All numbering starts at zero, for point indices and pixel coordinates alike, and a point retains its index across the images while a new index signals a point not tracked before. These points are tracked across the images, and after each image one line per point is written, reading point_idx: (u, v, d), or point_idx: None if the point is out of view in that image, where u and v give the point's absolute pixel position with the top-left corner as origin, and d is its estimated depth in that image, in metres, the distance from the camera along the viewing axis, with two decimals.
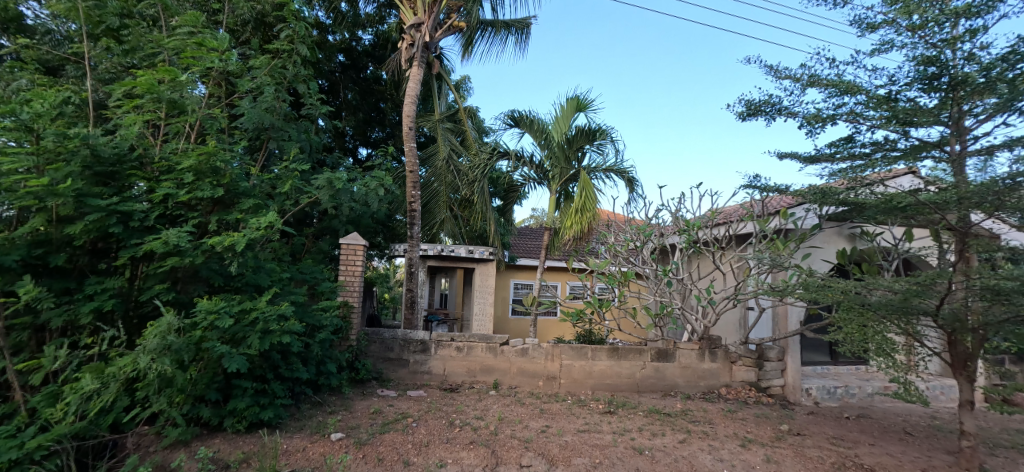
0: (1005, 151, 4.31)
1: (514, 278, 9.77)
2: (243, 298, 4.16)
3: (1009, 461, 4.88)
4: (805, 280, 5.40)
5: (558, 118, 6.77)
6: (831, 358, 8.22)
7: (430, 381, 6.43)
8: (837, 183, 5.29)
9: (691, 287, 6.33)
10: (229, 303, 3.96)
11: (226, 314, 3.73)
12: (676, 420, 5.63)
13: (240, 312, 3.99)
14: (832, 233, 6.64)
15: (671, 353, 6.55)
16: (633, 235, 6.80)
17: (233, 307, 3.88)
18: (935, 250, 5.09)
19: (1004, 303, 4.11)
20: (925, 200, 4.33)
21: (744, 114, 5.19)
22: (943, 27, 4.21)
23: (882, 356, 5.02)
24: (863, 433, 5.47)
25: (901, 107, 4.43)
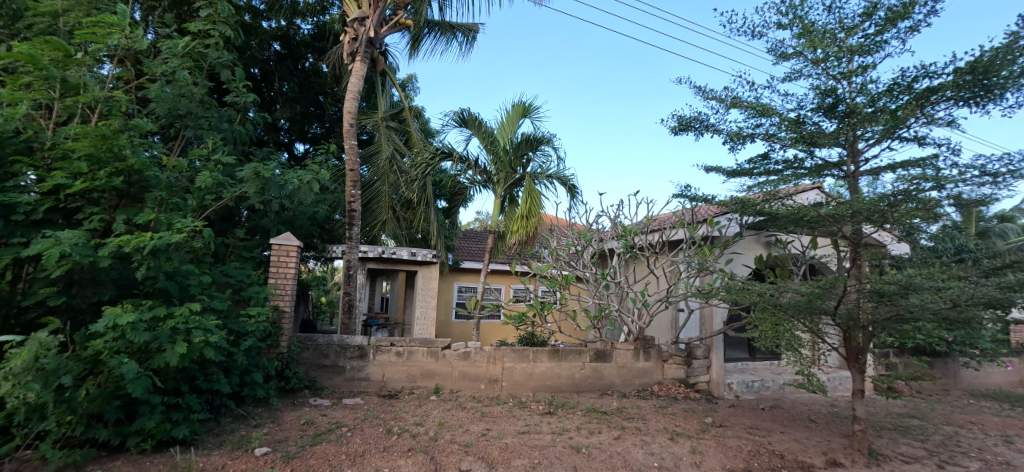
0: (888, 172, 4.99)
1: (457, 281, 9.68)
2: (154, 304, 3.75)
3: (890, 441, 5.61)
4: (728, 283, 5.89)
5: (504, 123, 6.84)
6: (750, 355, 8.97)
7: (368, 388, 6.19)
8: (755, 195, 5.83)
9: (627, 290, 6.64)
10: (138, 310, 3.57)
11: (131, 322, 3.32)
12: (611, 418, 5.87)
13: (150, 320, 3.60)
14: (752, 240, 7.28)
15: (608, 354, 6.84)
16: (574, 239, 7.02)
17: (144, 315, 3.50)
18: (834, 257, 5.75)
19: (888, 303, 4.75)
20: (828, 213, 4.90)
21: (676, 129, 5.58)
22: (841, 62, 4.80)
23: (791, 351, 5.60)
24: (775, 422, 6.04)
25: (807, 130, 4.99)
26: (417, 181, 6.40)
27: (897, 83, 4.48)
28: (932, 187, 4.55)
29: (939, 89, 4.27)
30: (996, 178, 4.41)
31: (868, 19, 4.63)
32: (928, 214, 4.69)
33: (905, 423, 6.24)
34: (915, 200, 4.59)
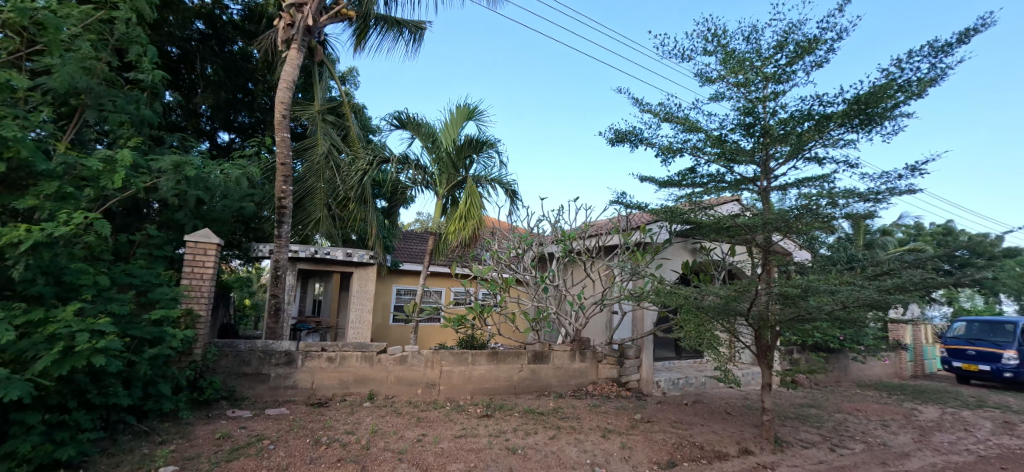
0: (794, 189, 5.59)
1: (395, 283, 9.40)
2: (28, 308, 3.26)
3: (792, 429, 6.26)
4: (658, 287, 6.28)
5: (448, 124, 6.78)
6: (677, 354, 9.59)
7: (295, 397, 5.81)
8: (684, 205, 6.28)
9: (565, 293, 6.84)
10: (7, 315, 3.08)
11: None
12: (547, 418, 5.99)
13: (22, 325, 3.14)
14: (680, 247, 7.81)
15: (546, 355, 6.99)
16: (515, 243, 7.11)
17: (12, 320, 3.04)
18: (749, 263, 6.34)
19: (792, 305, 5.32)
20: (745, 223, 5.39)
21: (613, 140, 5.88)
22: (758, 88, 5.32)
23: (712, 349, 6.09)
24: (697, 416, 6.52)
25: (728, 147, 5.46)
26: (355, 178, 6.15)
27: (802, 109, 5.03)
28: (829, 203, 5.17)
29: (834, 117, 4.88)
30: (878, 196, 5.10)
31: (780, 51, 5.17)
32: (826, 227, 5.33)
33: (804, 412, 7.00)
34: (816, 214, 5.19)
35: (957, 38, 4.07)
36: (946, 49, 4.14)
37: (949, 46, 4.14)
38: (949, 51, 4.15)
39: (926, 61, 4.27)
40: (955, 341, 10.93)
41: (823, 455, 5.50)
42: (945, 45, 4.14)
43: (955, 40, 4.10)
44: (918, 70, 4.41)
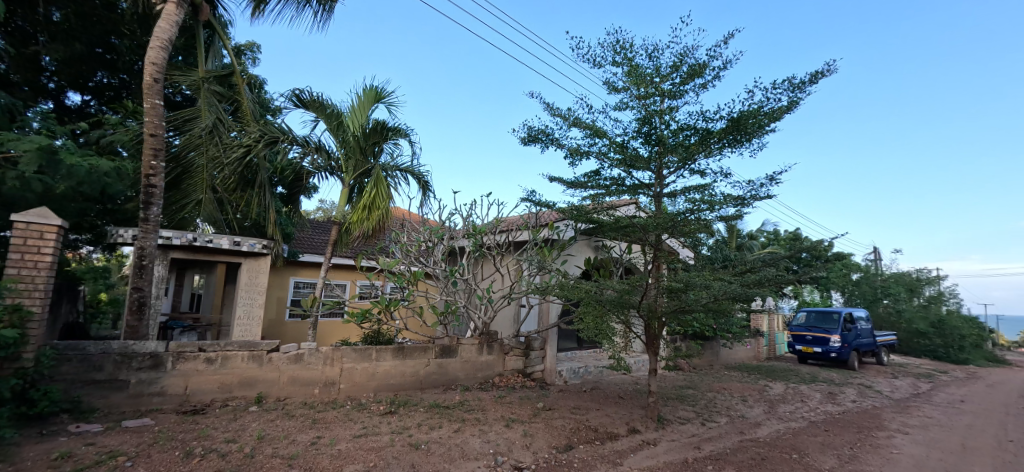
0: (681, 195, 6.26)
1: (291, 275, 8.65)
2: None
3: (673, 408, 7.06)
4: (562, 282, 6.64)
5: (355, 106, 6.38)
6: (578, 345, 10.22)
7: (163, 404, 5.05)
8: (589, 205, 6.69)
9: (475, 287, 6.88)
10: None
11: None
12: (452, 412, 5.98)
13: None
14: (584, 244, 8.33)
15: (453, 349, 6.99)
16: (424, 235, 6.96)
17: None
18: (643, 260, 6.98)
19: (675, 298, 5.99)
20: (641, 224, 5.91)
21: (526, 139, 6.05)
22: (655, 102, 5.83)
23: (608, 340, 6.61)
24: (593, 401, 7.03)
25: (629, 154, 5.93)
26: (245, 160, 5.46)
27: (692, 124, 5.60)
28: (708, 209, 5.89)
29: (715, 134, 5.54)
30: (745, 203, 5.93)
31: (676, 70, 5.73)
32: (706, 230, 6.06)
33: (683, 393, 7.93)
34: (698, 219, 5.88)
35: (809, 78, 4.87)
36: (800, 85, 4.94)
37: (803, 84, 4.93)
38: (803, 88, 4.96)
39: (786, 95, 5.05)
40: (798, 328, 13.20)
41: (696, 429, 6.29)
42: (800, 82, 4.93)
43: (807, 79, 4.90)
44: (779, 100, 5.19)
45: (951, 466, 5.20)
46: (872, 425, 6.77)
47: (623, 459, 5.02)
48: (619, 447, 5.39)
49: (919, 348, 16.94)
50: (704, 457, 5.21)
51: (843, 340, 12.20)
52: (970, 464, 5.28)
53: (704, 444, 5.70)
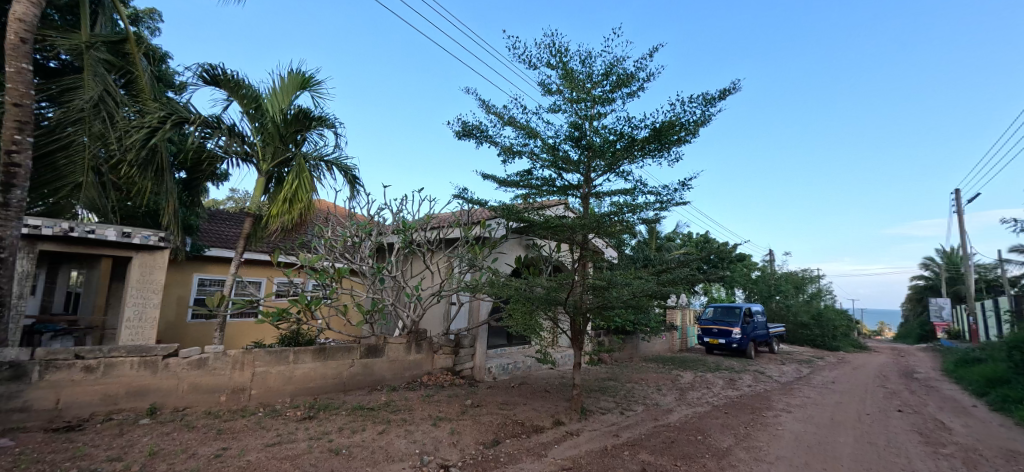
0: (607, 198, 6.57)
1: (196, 272, 7.85)
2: None
3: (595, 399, 7.43)
4: (493, 279, 6.68)
5: (276, 90, 5.89)
6: (508, 341, 10.37)
7: (27, 422, 4.29)
8: (520, 204, 6.80)
9: (403, 284, 6.67)
10: None
11: None
12: (376, 413, 5.76)
13: None
14: (515, 242, 8.50)
15: (380, 349, 6.77)
16: (349, 230, 6.60)
17: None
18: (570, 258, 7.26)
19: (598, 294, 6.21)
20: (569, 224, 6.13)
21: (459, 134, 6.00)
22: (586, 107, 6.05)
23: (535, 335, 6.81)
24: (521, 396, 7.18)
25: (559, 156, 6.10)
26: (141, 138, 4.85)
27: (619, 131, 5.88)
28: (631, 212, 6.22)
29: (638, 141, 5.88)
30: (662, 207, 6.37)
31: (606, 78, 6.00)
32: (629, 231, 6.41)
33: (605, 384, 8.39)
34: (622, 221, 6.19)
35: (718, 94, 5.36)
36: (711, 101, 5.41)
37: (713, 100, 5.41)
38: (713, 103, 5.44)
39: (699, 109, 5.51)
40: (706, 321, 14.51)
41: (615, 418, 6.67)
42: (711, 98, 5.39)
43: (717, 96, 5.38)
44: (694, 113, 5.64)
45: (823, 438, 6.03)
46: (762, 406, 7.67)
47: (547, 451, 5.18)
48: (544, 439, 5.55)
49: (802, 337, 19.58)
50: (622, 443, 5.55)
51: (742, 332, 13.62)
52: (837, 435, 6.16)
53: (623, 431, 6.07)
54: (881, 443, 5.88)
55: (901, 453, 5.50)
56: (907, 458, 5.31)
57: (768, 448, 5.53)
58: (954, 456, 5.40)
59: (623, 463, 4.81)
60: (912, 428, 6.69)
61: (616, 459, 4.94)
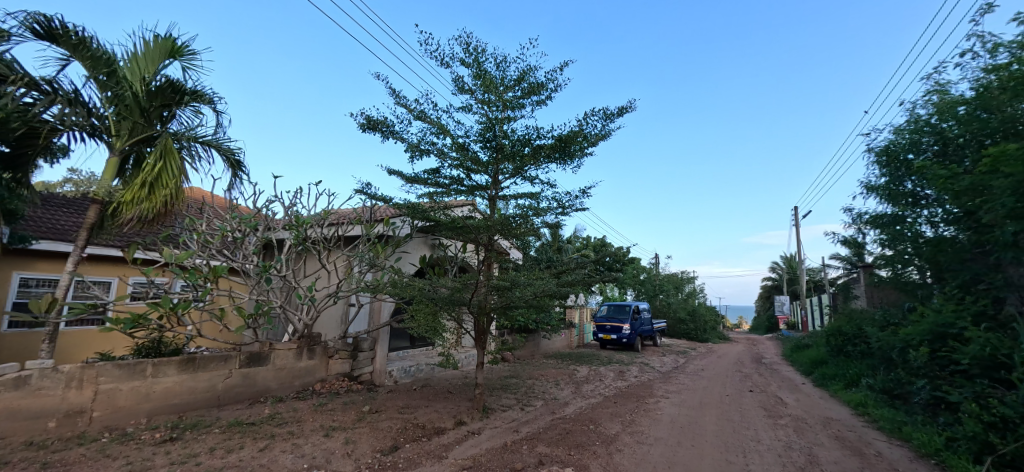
0: (513, 200, 6.62)
1: (17, 270, 6.43)
2: None
3: (497, 398, 7.48)
4: (395, 279, 6.38)
5: (137, 56, 5.01)
6: (411, 343, 10.04)
7: None
8: (426, 203, 6.57)
9: (293, 285, 6.06)
10: None
11: None
12: (257, 428, 5.14)
13: None
14: (420, 241, 8.28)
15: (264, 357, 6.11)
16: (229, 223, 5.81)
17: None
18: (475, 257, 7.21)
19: (503, 295, 6.20)
20: (475, 225, 6.07)
21: (363, 126, 5.63)
22: (497, 110, 6.02)
23: (439, 336, 6.61)
24: (423, 399, 6.97)
25: (469, 156, 6.00)
26: None
27: (527, 135, 5.92)
28: (535, 214, 6.33)
29: (545, 148, 5.99)
30: (564, 211, 6.58)
31: (518, 84, 6.05)
32: (534, 234, 6.52)
33: (507, 382, 8.50)
34: (528, 223, 6.26)
35: (617, 111, 5.69)
36: (610, 116, 5.73)
37: (612, 116, 5.73)
38: (612, 118, 5.75)
39: (600, 122, 5.79)
40: (600, 319, 15.47)
41: (516, 414, 6.77)
42: (610, 114, 5.71)
43: (616, 112, 5.70)
44: (595, 127, 5.93)
45: (693, 418, 6.73)
46: (646, 394, 8.37)
47: (448, 452, 5.05)
48: (445, 441, 5.42)
49: (680, 331, 21.81)
50: (521, 438, 5.64)
51: (631, 328, 14.75)
52: (706, 416, 6.91)
53: (523, 427, 6.17)
54: (736, 419, 6.74)
55: (750, 425, 6.36)
56: (754, 429, 6.15)
57: (650, 431, 6.02)
58: (789, 425, 6.37)
59: (521, 457, 4.87)
60: (760, 404, 7.78)
61: (514, 454, 4.99)
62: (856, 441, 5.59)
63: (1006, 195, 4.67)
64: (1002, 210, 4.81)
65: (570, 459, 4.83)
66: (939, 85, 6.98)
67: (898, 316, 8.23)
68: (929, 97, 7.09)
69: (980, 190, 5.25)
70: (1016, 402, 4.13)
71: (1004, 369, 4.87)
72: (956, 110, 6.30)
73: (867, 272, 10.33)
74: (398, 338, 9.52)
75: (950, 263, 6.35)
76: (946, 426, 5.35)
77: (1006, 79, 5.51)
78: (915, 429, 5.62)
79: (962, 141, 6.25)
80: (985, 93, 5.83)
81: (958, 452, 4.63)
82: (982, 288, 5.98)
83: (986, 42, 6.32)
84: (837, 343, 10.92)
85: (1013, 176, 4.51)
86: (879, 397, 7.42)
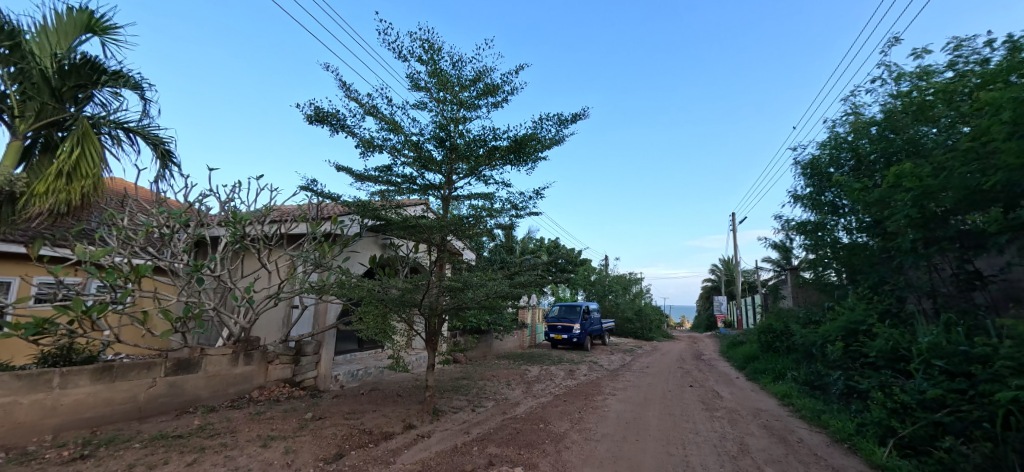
0: (467, 201, 6.52)
1: None
2: None
3: (448, 399, 7.36)
4: (342, 279, 6.10)
5: (48, 30, 4.51)
6: (358, 346, 9.70)
7: None
8: (377, 201, 6.33)
9: (229, 286, 5.64)
10: None
11: None
12: (184, 441, 4.73)
13: None
14: (370, 241, 8.01)
15: (194, 363, 5.66)
16: (156, 219, 5.32)
17: None
18: (427, 258, 7.04)
19: (455, 296, 6.08)
20: (427, 225, 5.92)
21: (310, 119, 5.34)
22: (452, 109, 5.91)
23: (389, 339, 6.38)
24: (370, 403, 6.72)
25: (423, 154, 5.85)
26: None
27: (482, 136, 5.85)
28: (489, 216, 6.26)
29: (500, 149, 5.95)
30: (518, 213, 6.56)
31: (474, 84, 5.96)
32: (487, 235, 6.47)
33: (458, 384, 8.39)
34: (481, 224, 6.19)
35: (571, 117, 5.75)
36: (564, 122, 5.78)
37: (566, 121, 5.78)
38: (566, 124, 5.81)
39: (554, 127, 5.83)
40: (552, 319, 15.67)
41: (467, 415, 6.68)
42: (564, 119, 5.76)
43: (569, 118, 5.76)
44: (549, 131, 5.96)
45: (637, 414, 6.94)
46: (594, 391, 8.56)
47: (396, 457, 4.88)
48: (393, 446, 5.24)
49: (627, 330, 22.53)
50: (472, 440, 5.56)
51: (581, 328, 15.05)
52: (649, 411, 7.15)
53: (473, 428, 6.09)
54: (677, 413, 7.02)
55: (690, 419, 6.64)
56: (693, 422, 6.42)
57: (597, 428, 6.13)
58: (724, 417, 6.71)
59: (471, 459, 4.79)
60: (699, 398, 8.16)
61: (464, 456, 4.90)
62: (781, 429, 5.97)
63: (907, 208, 5.22)
64: (904, 220, 5.35)
65: (520, 459, 4.81)
66: (855, 106, 7.63)
67: (818, 313, 8.93)
68: (846, 117, 7.73)
69: (886, 202, 5.82)
70: (913, 390, 4.58)
71: (905, 361, 5.41)
72: (868, 130, 6.91)
73: (794, 274, 11.12)
74: (345, 341, 9.17)
75: (863, 266, 6.94)
76: (857, 412, 5.82)
77: (909, 104, 6.14)
78: (831, 416, 6.07)
79: (872, 158, 6.86)
80: (891, 116, 6.48)
81: (866, 436, 5.01)
82: (887, 290, 6.56)
83: (892, 70, 6.98)
84: (767, 340, 11.67)
85: (914, 191, 5.03)
86: (801, 388, 7.96)
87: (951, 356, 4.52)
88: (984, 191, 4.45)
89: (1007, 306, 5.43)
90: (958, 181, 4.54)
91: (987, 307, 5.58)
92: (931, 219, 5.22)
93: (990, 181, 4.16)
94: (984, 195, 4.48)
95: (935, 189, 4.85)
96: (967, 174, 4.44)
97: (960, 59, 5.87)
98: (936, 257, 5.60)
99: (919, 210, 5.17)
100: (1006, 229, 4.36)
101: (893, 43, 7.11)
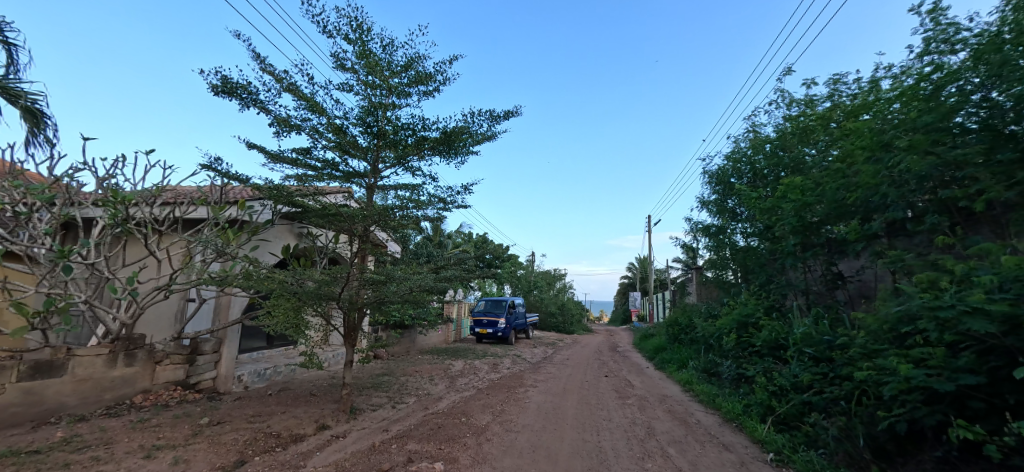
0: (392, 191, 6.22)
1: None
2: None
3: (365, 397, 7.01)
4: (249, 271, 5.53)
5: None
6: (267, 343, 8.96)
7: None
8: (293, 186, 5.82)
9: (106, 276, 4.85)
10: None
11: None
12: (42, 457, 4.01)
13: None
14: (282, 229, 7.41)
15: (58, 366, 4.83)
16: (8, 194, 4.42)
17: None
18: (347, 248, 6.62)
19: (376, 289, 5.76)
20: (349, 213, 5.56)
21: (215, 89, 4.76)
22: (380, 94, 5.58)
23: (301, 334, 5.91)
24: (279, 404, 6.20)
25: (346, 139, 5.47)
26: None
27: (411, 125, 5.59)
28: (415, 208, 6.01)
29: (429, 140, 5.71)
30: (445, 206, 6.38)
31: (404, 71, 5.67)
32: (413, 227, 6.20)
33: (378, 380, 8.03)
34: (407, 216, 5.93)
35: (503, 114, 5.69)
36: (496, 118, 5.70)
37: (498, 117, 5.72)
38: (498, 120, 5.74)
39: (486, 122, 5.73)
40: (478, 313, 15.63)
41: (386, 413, 6.40)
42: (496, 115, 5.69)
43: (501, 114, 5.70)
44: (480, 126, 5.86)
45: (555, 404, 7.12)
46: (515, 384, 8.64)
47: (306, 461, 4.52)
48: (303, 448, 4.86)
49: (550, 325, 23.10)
50: (390, 438, 5.31)
51: (506, 322, 15.16)
52: (565, 400, 7.36)
53: (392, 425, 5.85)
54: (592, 402, 7.29)
55: (604, 406, 6.92)
56: (606, 409, 6.72)
57: (518, 419, 6.17)
58: (634, 404, 7.08)
59: (389, 457, 4.58)
60: (613, 387, 8.58)
61: (381, 454, 4.68)
62: (682, 412, 6.42)
63: (790, 216, 5.86)
64: (787, 227, 6.00)
65: (440, 454, 4.68)
66: (755, 125, 8.41)
67: (717, 308, 9.77)
68: (746, 134, 8.50)
69: (774, 210, 6.47)
70: (790, 375, 5.13)
71: (783, 350, 6.05)
72: (763, 147, 7.64)
73: (699, 273, 12.04)
74: (251, 338, 8.42)
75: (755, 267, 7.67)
76: (744, 395, 6.43)
77: (797, 126, 6.88)
78: (723, 399, 6.66)
79: (765, 173, 7.60)
80: (782, 136, 7.23)
81: (751, 416, 5.54)
82: (773, 288, 7.29)
83: (786, 95, 7.79)
84: (674, 333, 12.55)
85: (797, 201, 5.63)
86: (700, 375, 8.64)
87: (817, 345, 5.13)
88: (848, 205, 5.12)
89: (860, 302, 6.10)
90: (830, 195, 5.17)
91: (845, 302, 6.28)
92: (808, 228, 5.90)
93: (852, 195, 4.80)
94: (848, 208, 5.14)
95: (812, 202, 5.49)
96: (836, 190, 5.10)
97: (837, 92, 6.68)
98: (809, 260, 6.31)
99: (799, 219, 5.79)
100: (863, 238, 5.05)
101: (787, 71, 7.92)
